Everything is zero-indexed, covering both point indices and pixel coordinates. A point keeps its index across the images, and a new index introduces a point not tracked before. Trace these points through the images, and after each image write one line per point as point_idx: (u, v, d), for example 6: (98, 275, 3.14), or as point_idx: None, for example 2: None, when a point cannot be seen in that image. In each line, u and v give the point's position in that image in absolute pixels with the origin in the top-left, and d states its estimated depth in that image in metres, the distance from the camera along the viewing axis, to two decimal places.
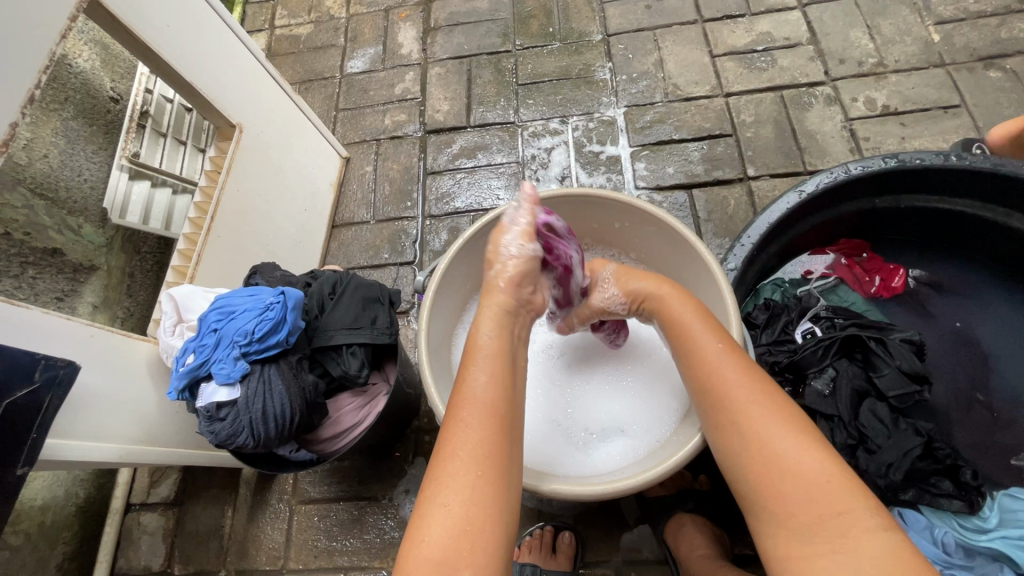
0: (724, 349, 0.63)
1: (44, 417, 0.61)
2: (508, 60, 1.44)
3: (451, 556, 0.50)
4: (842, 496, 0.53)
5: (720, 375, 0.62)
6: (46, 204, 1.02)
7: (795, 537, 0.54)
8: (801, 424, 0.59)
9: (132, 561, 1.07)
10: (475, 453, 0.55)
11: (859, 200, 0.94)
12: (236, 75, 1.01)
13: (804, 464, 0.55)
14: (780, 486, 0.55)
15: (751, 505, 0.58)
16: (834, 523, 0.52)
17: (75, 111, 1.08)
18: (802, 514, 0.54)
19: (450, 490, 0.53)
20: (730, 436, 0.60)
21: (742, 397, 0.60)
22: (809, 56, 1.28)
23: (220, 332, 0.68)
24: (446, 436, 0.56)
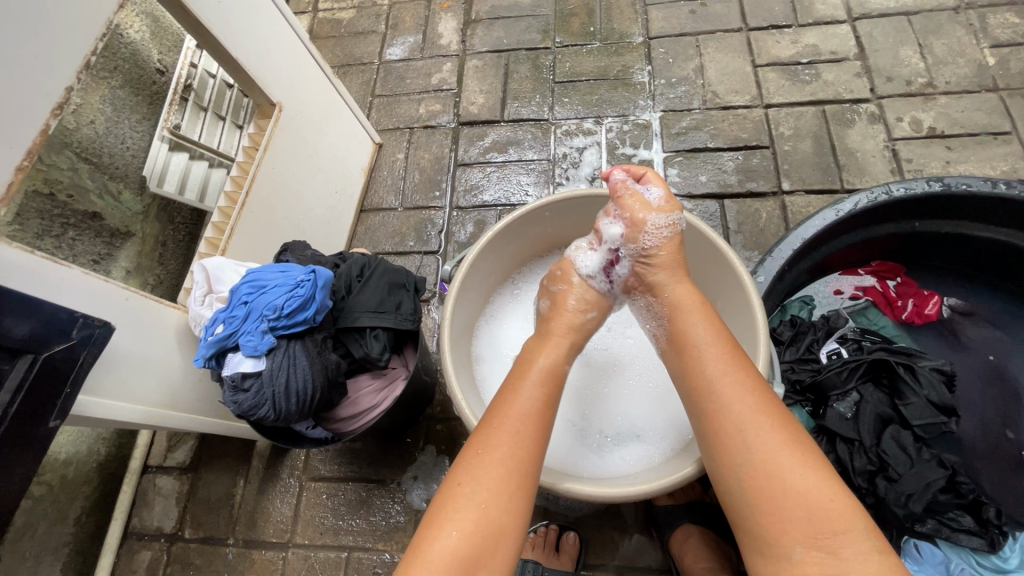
0: (715, 350, 0.63)
1: (78, 373, 0.64)
2: (547, 57, 1.43)
3: (472, 552, 0.54)
4: (836, 517, 0.53)
5: (709, 386, 0.62)
6: (90, 168, 1.05)
7: (784, 560, 0.53)
8: (797, 434, 0.58)
9: (145, 520, 1.10)
10: (508, 465, 0.59)
11: (898, 223, 0.91)
12: (279, 55, 1.03)
13: (805, 480, 0.54)
14: (771, 505, 0.54)
15: (744, 523, 0.56)
16: (827, 543, 0.52)
17: (123, 81, 1.12)
18: (794, 534, 0.53)
19: (482, 487, 0.58)
20: (720, 450, 0.59)
21: (733, 408, 0.59)
22: (855, 72, 1.25)
23: (251, 306, 0.69)
24: (482, 435, 0.62)
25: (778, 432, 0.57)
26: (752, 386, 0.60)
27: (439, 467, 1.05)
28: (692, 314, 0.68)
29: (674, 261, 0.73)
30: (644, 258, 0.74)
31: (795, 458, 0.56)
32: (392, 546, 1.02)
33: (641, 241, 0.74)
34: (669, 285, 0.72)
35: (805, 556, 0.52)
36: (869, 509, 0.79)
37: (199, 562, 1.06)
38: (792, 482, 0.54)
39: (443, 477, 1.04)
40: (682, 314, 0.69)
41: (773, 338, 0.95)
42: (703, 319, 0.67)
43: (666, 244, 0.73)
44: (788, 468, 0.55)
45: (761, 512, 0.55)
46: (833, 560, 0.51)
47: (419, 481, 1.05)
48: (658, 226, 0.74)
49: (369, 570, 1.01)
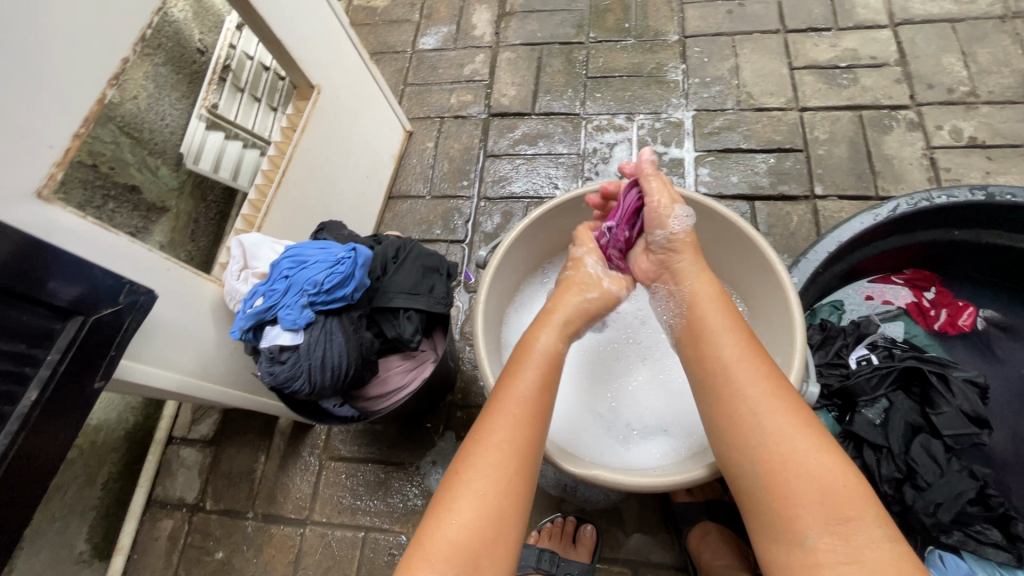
0: (732, 335, 0.62)
1: (123, 337, 0.65)
2: (580, 52, 1.43)
3: (473, 541, 0.52)
4: (851, 503, 0.50)
5: (723, 369, 0.60)
6: (131, 143, 1.07)
7: (797, 548, 0.50)
8: (812, 419, 0.55)
9: (168, 490, 1.12)
10: (508, 449, 0.57)
11: (936, 230, 0.90)
12: (320, 38, 1.04)
13: (820, 464, 0.51)
14: (784, 489, 0.52)
15: (756, 509, 0.54)
16: (841, 531, 0.49)
17: (165, 58, 1.14)
18: (807, 521, 0.50)
19: (484, 474, 0.55)
20: (729, 435, 0.57)
21: (749, 391, 0.57)
22: (895, 77, 1.23)
23: (291, 280, 0.70)
24: (489, 416, 0.60)
25: (794, 415, 0.55)
26: (767, 371, 0.59)
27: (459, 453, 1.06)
28: (709, 301, 0.67)
29: (693, 250, 0.73)
30: (665, 247, 0.74)
31: (811, 443, 0.53)
32: (408, 528, 1.03)
33: (661, 231, 0.74)
34: (689, 273, 0.71)
35: (818, 544, 0.49)
36: (895, 516, 0.79)
37: (219, 534, 1.08)
38: (806, 466, 0.52)
39: None
40: (699, 299, 0.68)
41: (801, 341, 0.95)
42: (720, 305, 0.66)
43: (688, 232, 0.73)
44: (802, 452, 0.52)
45: (773, 497, 0.52)
46: (848, 548, 0.48)
47: (438, 466, 1.06)
48: (680, 218, 0.74)
49: (385, 550, 1.02)
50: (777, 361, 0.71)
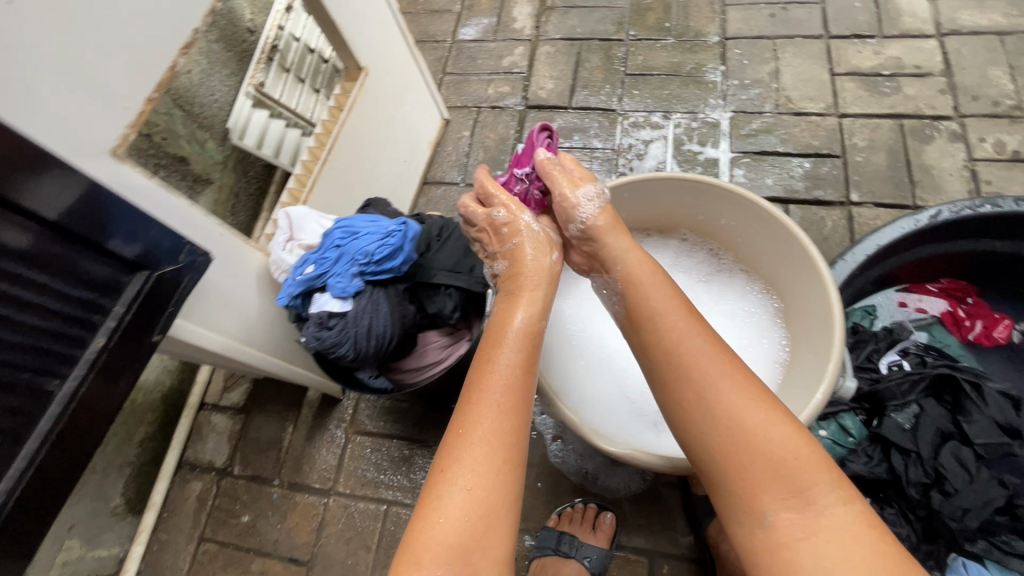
0: (670, 317, 0.64)
1: (180, 295, 0.69)
2: (619, 49, 1.44)
3: (465, 537, 0.51)
4: (802, 473, 0.53)
5: (669, 356, 0.62)
6: (183, 116, 1.11)
7: (761, 523, 0.53)
8: (762, 395, 0.57)
9: (198, 453, 1.16)
10: (492, 440, 0.55)
11: (976, 240, 0.90)
12: (371, 22, 1.06)
13: (772, 438, 0.54)
14: (740, 468, 0.54)
15: (719, 489, 0.56)
16: (798, 503, 0.52)
17: (218, 36, 1.16)
18: (766, 498, 0.53)
19: (466, 467, 0.53)
20: (683, 419, 0.59)
21: (696, 377, 0.59)
22: (939, 88, 1.22)
23: (342, 250, 0.74)
24: (465, 403, 0.58)
25: (740, 393, 0.57)
26: (712, 350, 0.61)
27: None
28: (646, 284, 0.67)
29: (615, 227, 0.72)
30: (584, 236, 0.72)
31: (761, 418, 0.55)
32: None
33: (577, 217, 0.72)
34: (621, 256, 0.70)
35: (778, 520, 0.52)
36: (919, 521, 0.80)
37: (246, 499, 1.11)
38: (759, 443, 0.54)
39: None
40: (634, 282, 0.68)
41: None
42: (656, 287, 0.67)
43: (600, 214, 0.71)
44: (753, 429, 0.55)
45: (731, 476, 0.55)
46: (805, 519, 0.51)
47: None
48: (588, 198, 0.72)
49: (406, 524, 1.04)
50: (812, 359, 0.72)
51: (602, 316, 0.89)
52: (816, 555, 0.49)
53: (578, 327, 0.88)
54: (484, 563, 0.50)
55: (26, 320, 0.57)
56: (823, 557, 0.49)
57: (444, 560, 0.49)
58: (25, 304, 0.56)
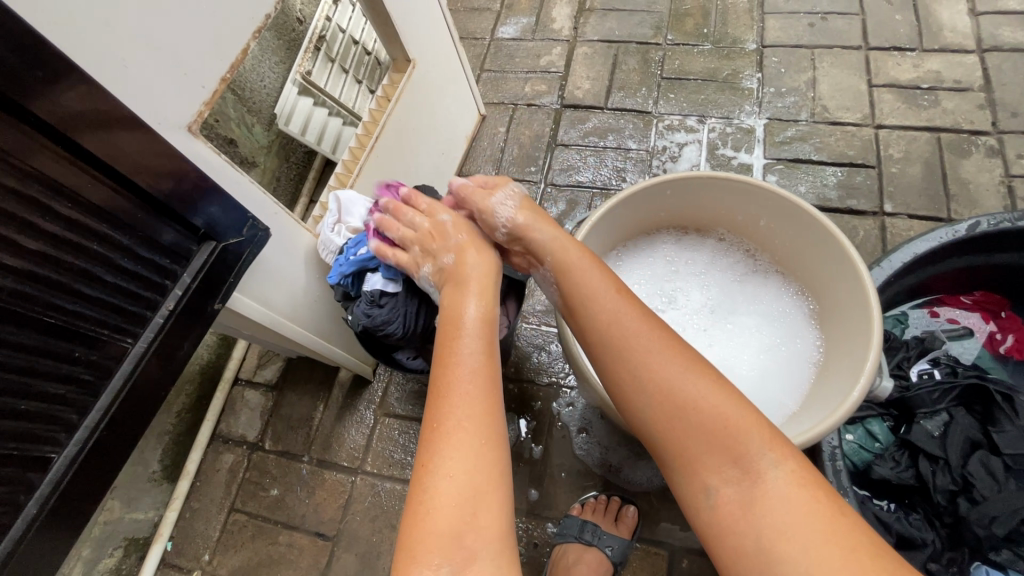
0: (602, 297, 0.65)
1: (241, 267, 0.72)
2: (656, 52, 1.46)
3: (461, 529, 0.52)
4: (737, 440, 0.53)
5: (600, 337, 0.63)
6: (235, 100, 1.16)
7: (705, 497, 0.54)
8: (694, 367, 0.58)
9: (231, 427, 1.19)
10: (466, 425, 0.57)
11: (1014, 254, 0.91)
12: (423, 18, 1.10)
13: (704, 408, 0.55)
14: (678, 444, 0.56)
15: (666, 465, 0.57)
16: (736, 471, 0.53)
17: (271, 26, 1.21)
18: (707, 470, 0.54)
19: (443, 454, 0.55)
20: (620, 401, 0.61)
21: (626, 357, 0.60)
22: (978, 103, 1.23)
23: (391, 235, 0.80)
24: (437, 392, 0.60)
25: (669, 367, 0.58)
26: (640, 324, 0.62)
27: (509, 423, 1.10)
28: (578, 264, 0.68)
29: (535, 216, 0.73)
30: (512, 233, 0.74)
31: (691, 388, 0.56)
32: None
33: (498, 221, 0.75)
34: (547, 243, 0.71)
35: (721, 492, 0.53)
36: (945, 528, 0.80)
37: (275, 473, 1.15)
38: (693, 416, 0.55)
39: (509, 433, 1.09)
40: (567, 263, 0.68)
41: None
42: (588, 266, 0.67)
43: (518, 210, 0.74)
44: (688, 403, 0.56)
45: (673, 450, 0.56)
46: (747, 488, 0.52)
47: None
48: (502, 201, 0.75)
49: None
50: (846, 360, 0.73)
51: None
52: (761, 523, 0.50)
53: None
54: (478, 544, 0.52)
55: (105, 280, 0.62)
56: (772, 527, 0.49)
57: (438, 549, 0.51)
58: (103, 261, 0.61)
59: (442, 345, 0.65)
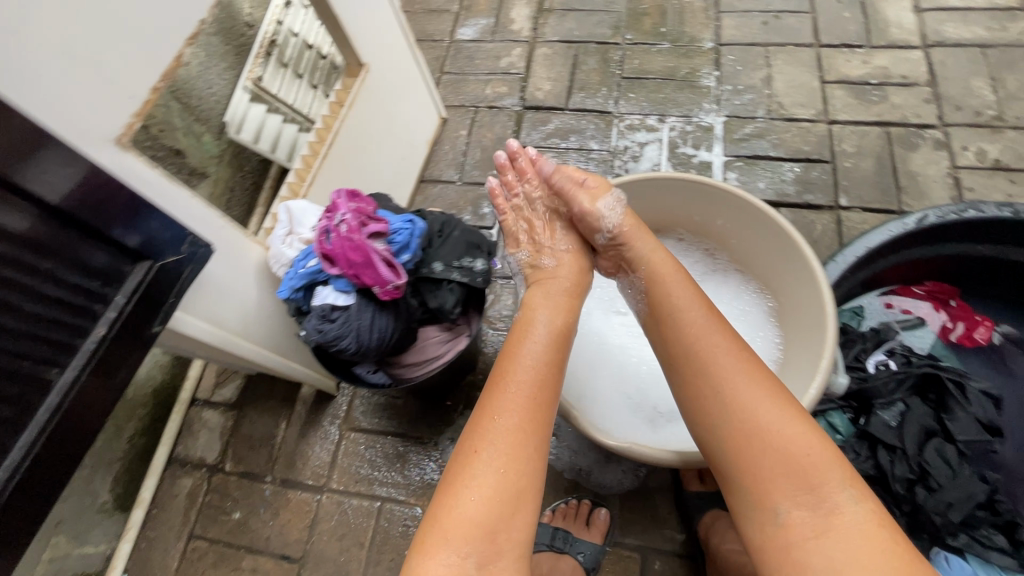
0: (692, 316, 0.70)
1: (182, 286, 0.69)
2: (616, 52, 1.46)
3: (490, 519, 0.58)
4: (815, 471, 0.57)
5: (688, 355, 0.68)
6: (180, 108, 1.07)
7: (773, 518, 0.57)
8: (775, 394, 0.62)
9: (189, 449, 1.15)
10: (516, 432, 0.63)
11: (962, 245, 0.93)
12: (372, 19, 1.07)
13: (785, 437, 0.59)
14: (752, 465, 0.59)
15: (731, 482, 0.61)
16: (809, 500, 0.56)
17: (218, 30, 1.13)
18: (778, 494, 0.57)
19: (489, 455, 0.61)
20: (697, 417, 0.65)
21: (712, 374, 0.65)
22: (924, 97, 1.26)
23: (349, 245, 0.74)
24: (492, 401, 0.66)
25: (754, 391, 0.62)
26: (729, 349, 0.66)
27: None
28: (673, 286, 0.74)
29: (637, 230, 0.79)
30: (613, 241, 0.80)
31: (773, 415, 0.60)
32: (424, 502, 1.05)
33: (603, 226, 0.80)
34: (645, 256, 0.78)
35: (790, 516, 0.56)
36: (904, 516, 0.82)
37: (237, 495, 1.10)
38: (776, 441, 0.59)
39: None
40: (662, 283, 0.75)
41: None
42: (679, 289, 0.73)
43: (621, 216, 0.80)
44: (766, 426, 0.60)
45: (747, 473, 0.60)
46: (817, 515, 0.55)
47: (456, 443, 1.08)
48: (608, 207, 0.80)
49: (399, 521, 1.04)
50: (804, 358, 0.74)
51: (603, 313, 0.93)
52: (828, 551, 0.53)
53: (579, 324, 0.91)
54: (507, 542, 0.57)
55: (27, 311, 0.58)
56: (829, 550, 0.53)
57: (472, 539, 0.56)
58: (25, 291, 0.57)
59: (500, 362, 0.70)
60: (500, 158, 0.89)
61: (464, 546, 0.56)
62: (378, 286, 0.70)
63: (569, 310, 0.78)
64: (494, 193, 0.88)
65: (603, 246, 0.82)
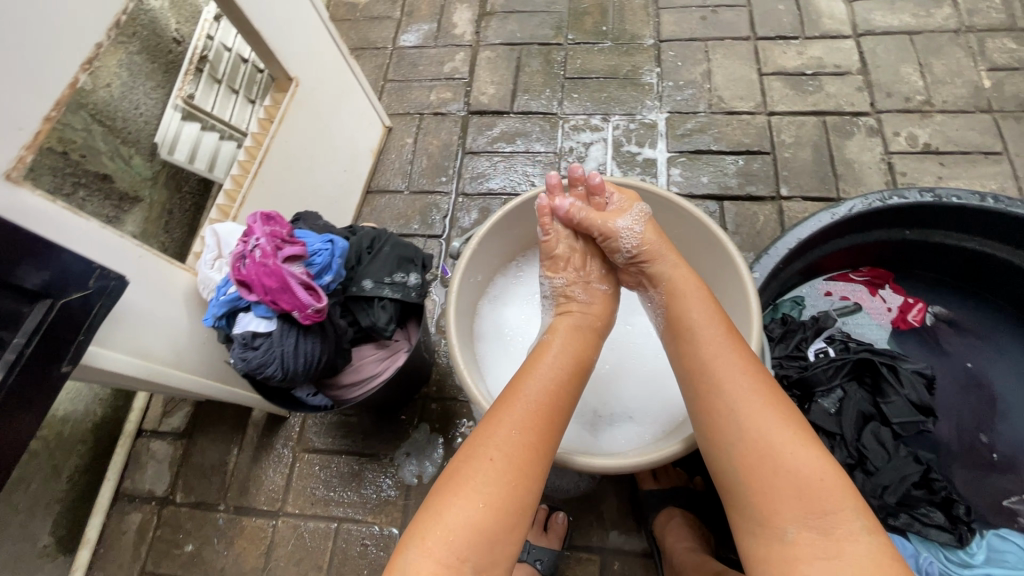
0: (709, 333, 0.69)
1: (92, 322, 0.65)
2: (558, 53, 1.46)
3: (484, 529, 0.58)
4: (827, 496, 0.57)
5: (703, 367, 0.67)
6: (103, 130, 1.03)
7: (777, 539, 0.57)
8: (789, 414, 0.62)
9: (137, 483, 1.11)
10: (517, 445, 0.63)
11: (890, 230, 0.95)
12: (301, 34, 1.05)
13: (798, 458, 0.59)
14: (763, 484, 0.59)
15: (739, 500, 0.61)
16: (818, 523, 0.56)
17: (141, 47, 1.09)
18: (787, 516, 0.57)
19: (489, 467, 0.61)
20: (712, 432, 0.64)
21: (727, 387, 0.64)
22: (857, 86, 1.29)
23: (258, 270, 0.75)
24: (497, 416, 0.65)
25: (769, 410, 0.62)
26: (745, 366, 0.66)
27: (433, 445, 1.07)
28: (691, 300, 0.73)
29: (663, 251, 0.79)
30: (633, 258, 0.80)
31: (788, 436, 0.60)
32: (381, 519, 1.03)
33: (623, 246, 0.80)
34: (668, 273, 0.77)
35: (797, 537, 0.56)
36: None
37: (190, 527, 1.07)
38: (783, 461, 0.59)
39: (435, 455, 1.06)
40: (680, 299, 0.74)
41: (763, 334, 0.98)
42: (697, 304, 0.72)
43: (645, 236, 0.79)
44: (779, 445, 0.60)
45: (756, 492, 0.59)
46: (825, 540, 0.55)
47: (411, 457, 1.07)
48: (627, 227, 0.80)
49: (358, 541, 1.02)
50: None
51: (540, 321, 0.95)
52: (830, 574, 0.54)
53: (518, 332, 0.94)
54: (501, 548, 0.59)
55: None
56: None
57: (469, 548, 0.57)
58: None
59: (512, 380, 0.69)
60: (552, 180, 0.87)
61: (460, 549, 0.57)
62: (298, 311, 0.74)
63: (585, 338, 0.77)
64: (541, 212, 0.85)
65: (624, 264, 0.82)
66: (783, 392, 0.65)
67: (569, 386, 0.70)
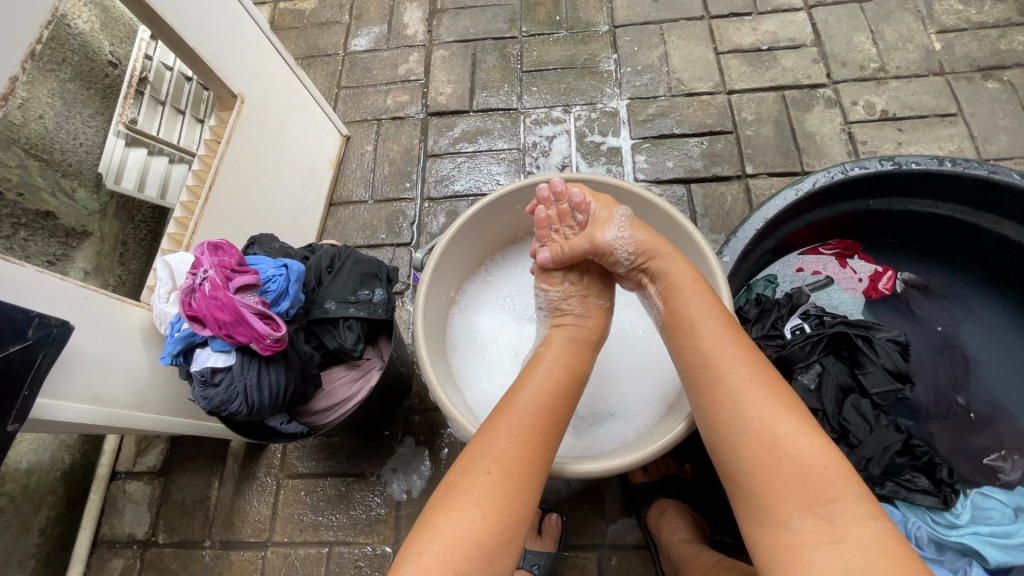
0: (712, 325, 0.68)
1: (36, 375, 0.61)
2: (514, 46, 1.43)
3: (483, 542, 0.56)
4: (833, 484, 0.56)
5: (705, 360, 0.66)
6: (40, 165, 0.96)
7: (784, 528, 0.57)
8: (792, 403, 0.62)
9: (115, 528, 1.07)
10: (513, 455, 0.61)
11: (854, 201, 0.95)
12: (243, 48, 1.00)
13: (802, 446, 0.59)
14: (769, 475, 0.58)
15: (746, 494, 0.60)
16: (824, 510, 0.56)
17: (73, 73, 1.02)
18: (791, 503, 0.57)
19: (486, 479, 0.59)
20: (717, 425, 0.63)
21: (729, 379, 0.64)
22: (812, 58, 1.30)
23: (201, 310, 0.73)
24: (493, 429, 0.63)
25: (773, 400, 0.62)
26: (748, 360, 0.65)
27: (419, 458, 1.05)
28: (685, 296, 0.71)
29: (657, 249, 0.75)
30: (634, 267, 0.77)
31: (790, 425, 0.60)
32: (373, 539, 1.01)
33: (618, 255, 0.77)
34: (665, 270, 0.74)
35: (803, 524, 0.56)
36: None
37: (175, 567, 1.04)
38: (786, 451, 0.58)
39: (423, 468, 1.04)
40: (676, 294, 0.72)
41: (740, 316, 0.98)
42: (697, 298, 0.70)
43: (640, 241, 0.76)
44: (783, 435, 0.59)
45: (762, 484, 0.59)
46: (830, 527, 0.55)
47: (398, 473, 1.05)
48: (617, 237, 0.76)
49: (350, 563, 1.00)
50: None
51: (515, 325, 0.94)
52: (839, 560, 0.53)
53: (493, 337, 0.93)
54: (499, 559, 0.57)
55: None
56: (839, 562, 0.53)
57: (470, 563, 0.55)
58: None
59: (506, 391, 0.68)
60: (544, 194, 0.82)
61: (455, 564, 0.54)
62: (256, 342, 0.74)
63: (578, 350, 0.75)
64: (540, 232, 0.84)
65: (625, 271, 0.79)
66: (783, 383, 0.65)
67: (565, 395, 0.69)
